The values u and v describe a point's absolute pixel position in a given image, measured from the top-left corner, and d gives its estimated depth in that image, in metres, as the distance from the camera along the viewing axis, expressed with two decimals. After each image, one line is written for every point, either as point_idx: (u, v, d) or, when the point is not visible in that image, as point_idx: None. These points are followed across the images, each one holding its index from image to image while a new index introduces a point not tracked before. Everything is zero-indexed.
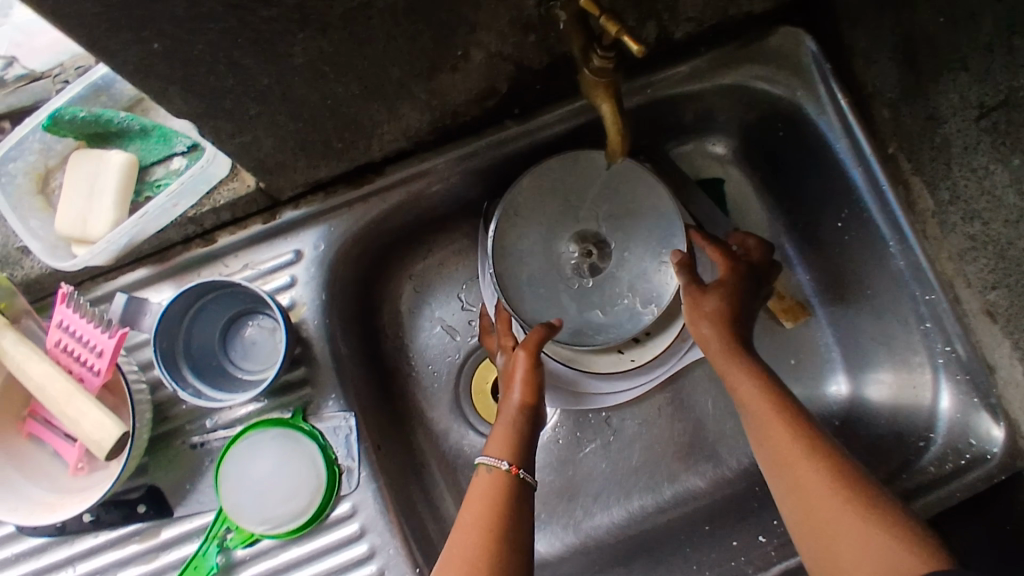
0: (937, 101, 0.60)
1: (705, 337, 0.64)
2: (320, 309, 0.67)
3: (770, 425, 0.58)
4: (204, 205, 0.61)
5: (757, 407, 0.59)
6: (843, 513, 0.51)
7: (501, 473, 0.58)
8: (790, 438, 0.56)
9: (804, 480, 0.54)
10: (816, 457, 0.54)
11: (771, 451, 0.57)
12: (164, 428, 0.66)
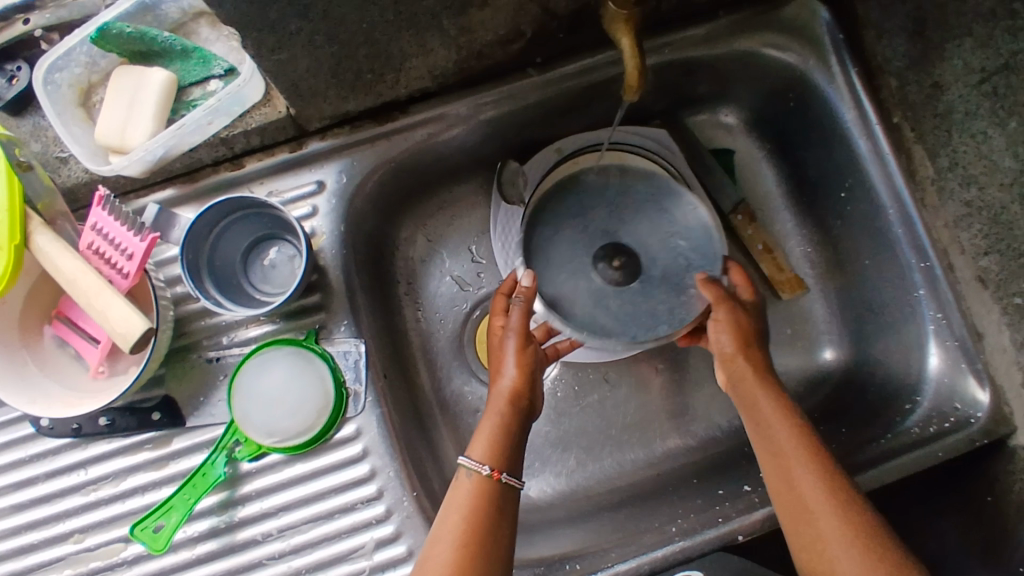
0: (941, 68, 0.62)
1: (725, 351, 0.64)
2: (338, 240, 0.70)
3: (791, 453, 0.56)
4: (236, 126, 0.64)
5: (784, 447, 0.57)
6: (859, 562, 0.50)
7: (481, 478, 0.55)
8: (812, 476, 0.55)
9: (822, 527, 0.52)
10: (837, 499, 0.53)
11: (789, 493, 0.55)
12: (181, 341, 0.69)
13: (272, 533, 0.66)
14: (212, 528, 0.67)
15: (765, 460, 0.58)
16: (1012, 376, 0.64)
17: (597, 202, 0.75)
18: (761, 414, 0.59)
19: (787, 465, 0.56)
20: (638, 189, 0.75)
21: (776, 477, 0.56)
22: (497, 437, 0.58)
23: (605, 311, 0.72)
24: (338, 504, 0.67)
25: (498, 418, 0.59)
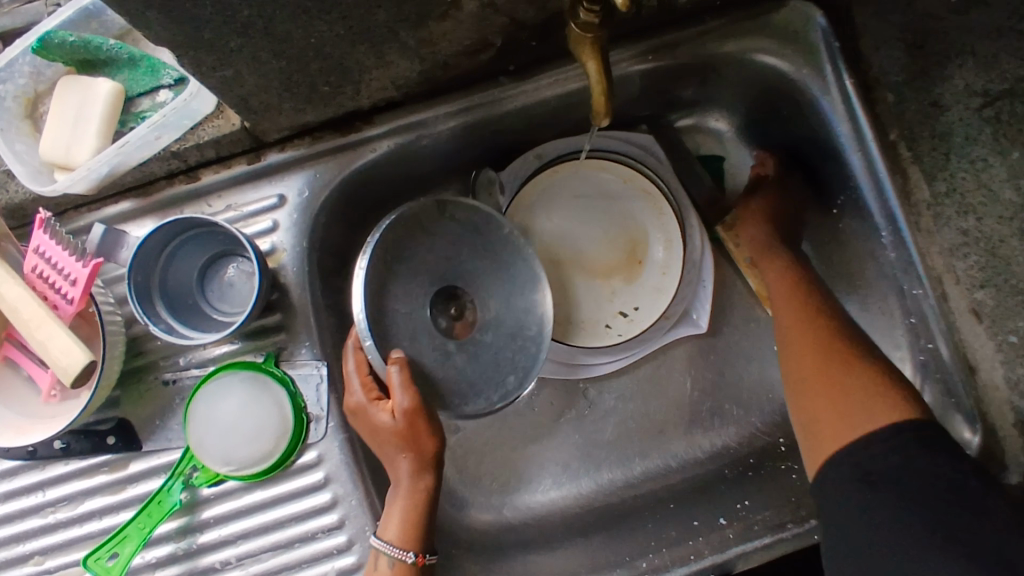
0: (941, 88, 0.59)
1: (754, 236, 0.74)
2: (300, 257, 0.67)
3: (806, 320, 0.67)
4: (188, 140, 0.61)
5: (782, 298, 0.70)
6: (849, 390, 0.61)
7: (406, 565, 0.58)
8: (809, 328, 0.67)
9: (811, 358, 0.65)
10: (826, 337, 0.66)
11: (794, 337, 0.67)
12: (138, 362, 0.66)
13: (230, 561, 0.65)
14: (170, 554, 0.65)
15: (784, 342, 0.68)
16: (1004, 416, 0.60)
17: (436, 249, 0.63)
18: (773, 285, 0.71)
19: (809, 333, 0.67)
20: (470, 231, 0.64)
21: (798, 343, 0.67)
22: (412, 522, 0.60)
23: (449, 378, 0.62)
24: (299, 532, 0.65)
25: (412, 501, 0.60)
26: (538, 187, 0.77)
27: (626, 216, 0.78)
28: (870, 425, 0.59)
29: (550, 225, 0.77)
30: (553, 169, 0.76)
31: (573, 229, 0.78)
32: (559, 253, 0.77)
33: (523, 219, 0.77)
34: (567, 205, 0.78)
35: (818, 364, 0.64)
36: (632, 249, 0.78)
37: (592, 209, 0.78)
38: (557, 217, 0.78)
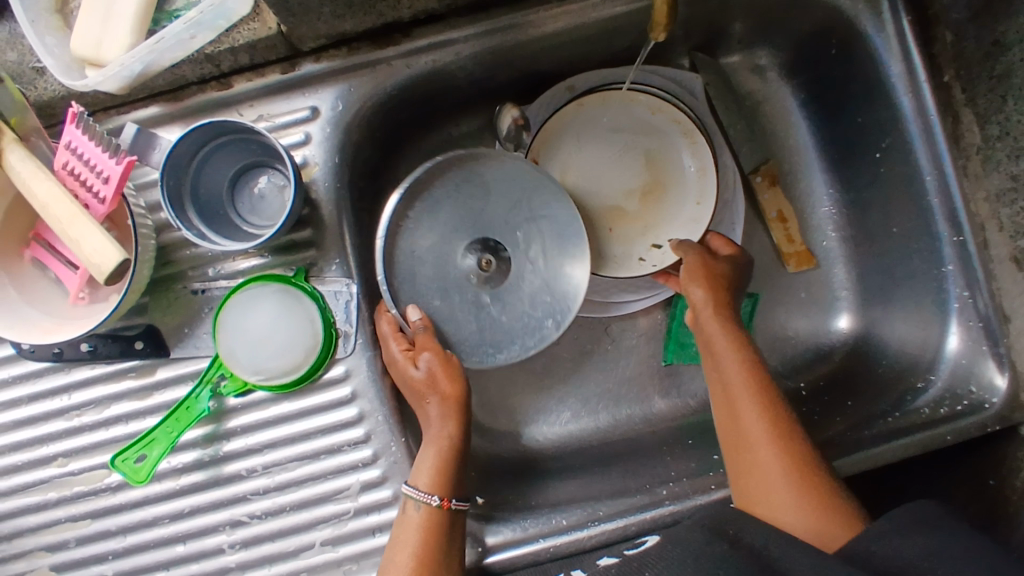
0: (1006, 25, 0.58)
1: (696, 305, 0.67)
2: (332, 172, 0.66)
3: (744, 403, 0.61)
4: (222, 43, 0.59)
5: (734, 384, 0.62)
6: (779, 480, 0.56)
7: (430, 510, 0.59)
8: (753, 403, 0.60)
9: (750, 431, 0.59)
10: (769, 415, 0.59)
11: (734, 419, 0.61)
12: (165, 272, 0.65)
13: (256, 469, 0.65)
14: (196, 461, 0.66)
15: (726, 408, 0.62)
16: None
17: (481, 195, 0.66)
18: (720, 358, 0.64)
19: (742, 418, 0.60)
20: (516, 183, 0.66)
21: (731, 425, 0.61)
22: (439, 468, 0.61)
23: (483, 328, 0.66)
24: (325, 445, 0.65)
25: (438, 450, 0.61)
26: (569, 118, 0.75)
27: (658, 148, 0.76)
28: (789, 513, 0.54)
29: (581, 159, 0.76)
30: (583, 101, 0.74)
31: (604, 162, 0.76)
32: (591, 188, 0.76)
33: (553, 151, 0.75)
34: (598, 136, 0.76)
35: (753, 435, 0.59)
36: (665, 180, 0.76)
37: (624, 140, 0.76)
38: (591, 149, 0.76)
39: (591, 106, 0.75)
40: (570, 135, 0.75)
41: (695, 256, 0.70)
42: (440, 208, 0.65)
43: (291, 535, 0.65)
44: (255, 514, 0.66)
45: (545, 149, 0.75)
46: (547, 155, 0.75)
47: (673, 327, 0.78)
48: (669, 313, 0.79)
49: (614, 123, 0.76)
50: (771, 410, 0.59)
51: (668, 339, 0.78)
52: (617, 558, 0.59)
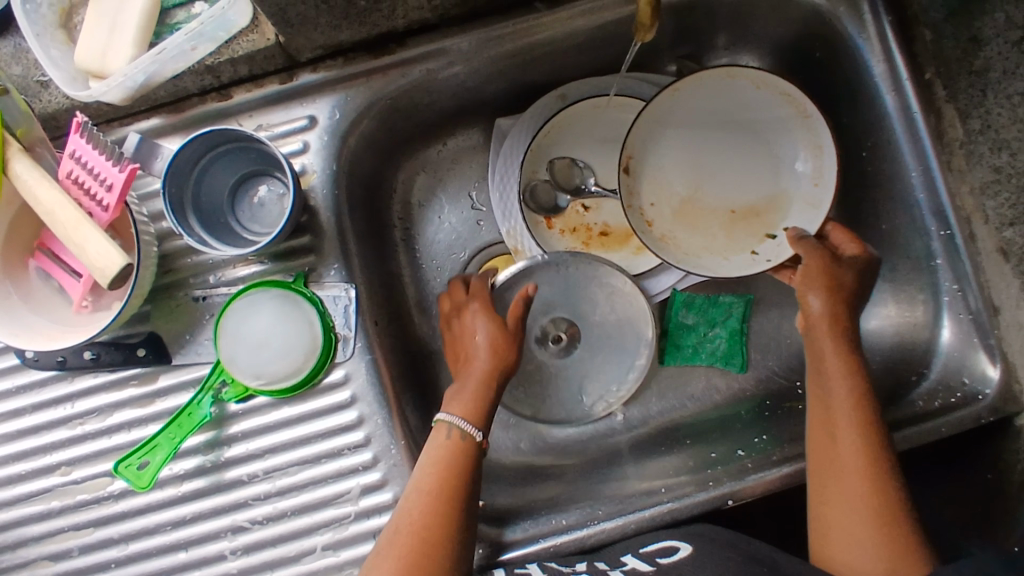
0: (982, 22, 0.59)
1: (810, 309, 0.61)
2: (330, 180, 0.67)
3: (843, 430, 0.56)
4: (222, 54, 0.61)
5: (836, 408, 0.57)
6: (859, 522, 0.53)
7: (470, 439, 0.60)
8: (854, 432, 0.56)
9: (843, 461, 0.55)
10: (868, 448, 0.55)
11: (827, 443, 0.57)
12: (167, 279, 0.67)
13: (257, 474, 0.66)
14: (198, 467, 0.66)
15: (818, 430, 0.58)
16: None
17: (589, 301, 0.78)
18: (824, 376, 0.59)
19: (839, 448, 0.56)
20: (618, 326, 0.77)
21: (823, 449, 0.57)
22: (479, 398, 0.62)
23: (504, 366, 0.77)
24: (325, 449, 0.66)
25: (479, 385, 0.63)
26: (564, 128, 0.76)
27: (773, 141, 0.68)
28: (862, 559, 0.52)
29: (684, 152, 0.69)
30: (575, 110, 0.76)
31: (708, 157, 0.69)
32: (696, 182, 0.70)
33: (650, 146, 0.69)
34: (703, 127, 0.69)
35: (845, 464, 0.55)
36: (780, 169, 0.69)
37: (733, 133, 0.69)
38: (693, 136, 0.69)
39: (695, 97, 0.68)
40: (673, 126, 0.69)
41: (817, 254, 0.62)
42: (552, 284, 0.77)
43: (292, 540, 0.66)
44: (256, 519, 0.66)
45: (638, 145, 0.69)
46: (642, 155, 0.69)
47: (669, 329, 0.79)
48: (663, 315, 0.80)
49: (721, 115, 0.68)
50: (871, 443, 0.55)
51: (665, 341, 0.79)
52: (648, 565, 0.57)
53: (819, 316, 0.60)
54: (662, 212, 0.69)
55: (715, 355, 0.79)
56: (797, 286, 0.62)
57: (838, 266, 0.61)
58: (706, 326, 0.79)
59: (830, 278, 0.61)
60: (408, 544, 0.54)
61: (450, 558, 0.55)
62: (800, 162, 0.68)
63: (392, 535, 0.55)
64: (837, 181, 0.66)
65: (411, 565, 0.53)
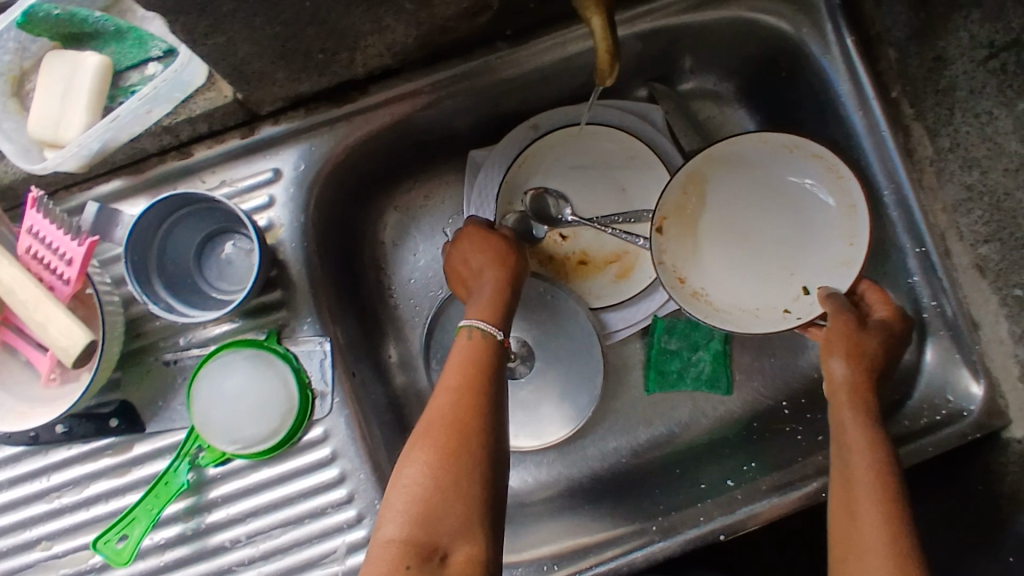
0: (947, 40, 0.57)
1: (835, 375, 0.61)
2: (298, 232, 0.66)
3: (864, 499, 0.53)
4: (180, 114, 0.59)
5: (857, 477, 0.55)
6: None
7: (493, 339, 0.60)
8: (874, 501, 0.53)
9: (861, 528, 0.52)
10: (890, 518, 0.52)
11: (846, 511, 0.54)
12: (136, 344, 0.65)
13: (240, 539, 0.64)
14: (179, 535, 0.64)
15: (838, 501, 0.55)
16: (1009, 369, 0.63)
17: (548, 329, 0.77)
18: (846, 447, 0.57)
19: (860, 522, 0.52)
20: (575, 355, 0.76)
21: (844, 525, 0.53)
22: (495, 304, 0.63)
23: None
24: (309, 508, 0.65)
25: (496, 295, 0.64)
26: (538, 159, 0.74)
27: (809, 197, 0.66)
28: None
29: (721, 212, 0.68)
30: (548, 140, 0.74)
31: (745, 215, 0.68)
32: (729, 240, 0.68)
33: (683, 206, 0.68)
34: (738, 185, 0.68)
35: (864, 533, 0.51)
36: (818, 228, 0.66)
37: (772, 193, 0.67)
38: (727, 195, 0.68)
39: (731, 159, 0.67)
40: (710, 187, 0.68)
41: (843, 319, 0.62)
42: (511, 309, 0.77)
43: None
44: None
45: (671, 205, 0.67)
46: (677, 216, 0.68)
47: (652, 356, 0.79)
48: (646, 343, 0.80)
49: (760, 175, 0.67)
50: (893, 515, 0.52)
51: (649, 368, 0.79)
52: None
53: (847, 381, 0.61)
54: (695, 269, 0.68)
55: (700, 379, 0.79)
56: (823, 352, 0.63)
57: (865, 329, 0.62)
58: (689, 350, 0.78)
59: (853, 342, 0.61)
60: (438, 436, 0.51)
61: (485, 447, 0.52)
62: (836, 220, 0.65)
63: (421, 433, 0.53)
64: (869, 241, 0.63)
65: (446, 456, 0.50)
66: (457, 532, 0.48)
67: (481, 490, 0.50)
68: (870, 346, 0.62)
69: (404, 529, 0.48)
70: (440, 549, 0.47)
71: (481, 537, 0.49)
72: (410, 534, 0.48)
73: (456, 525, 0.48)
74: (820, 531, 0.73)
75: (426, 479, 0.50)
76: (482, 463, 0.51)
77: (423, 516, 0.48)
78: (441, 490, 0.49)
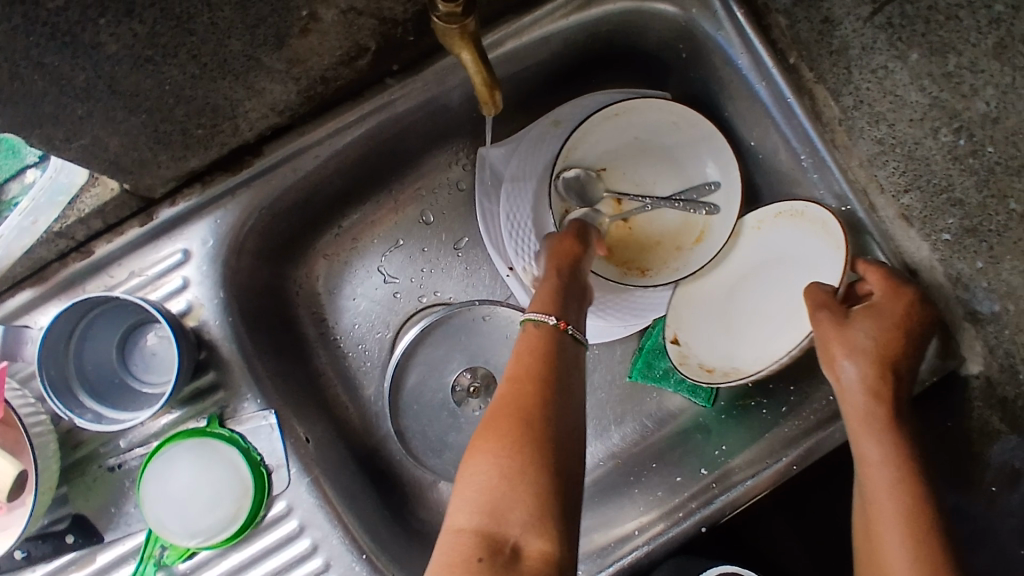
0: (829, 2, 0.56)
1: (844, 378, 0.61)
2: (220, 309, 0.63)
3: (885, 518, 0.55)
4: (69, 216, 0.58)
5: (878, 495, 0.56)
6: None
7: (548, 328, 0.57)
8: (898, 519, 0.54)
9: (885, 548, 0.54)
10: (916, 534, 0.53)
11: (870, 524, 0.57)
12: (76, 456, 0.63)
13: None
14: None
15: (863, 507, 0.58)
16: (954, 310, 0.62)
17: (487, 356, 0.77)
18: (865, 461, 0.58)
19: (882, 539, 0.55)
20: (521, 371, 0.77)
21: (867, 540, 0.57)
22: (548, 296, 0.60)
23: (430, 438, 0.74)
24: None
25: (552, 288, 0.61)
26: (578, 147, 0.68)
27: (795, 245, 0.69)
28: None
29: (722, 300, 0.72)
30: (587, 127, 0.67)
31: (749, 296, 0.71)
32: (744, 318, 0.71)
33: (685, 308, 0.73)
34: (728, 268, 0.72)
35: (889, 550, 0.54)
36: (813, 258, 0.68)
37: (766, 264, 0.71)
38: (721, 279, 0.72)
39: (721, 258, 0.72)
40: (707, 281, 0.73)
41: (829, 322, 0.63)
42: (451, 344, 0.76)
43: None
44: None
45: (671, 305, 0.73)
46: (685, 320, 0.73)
47: (647, 346, 0.77)
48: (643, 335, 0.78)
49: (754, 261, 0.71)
50: (918, 532, 0.54)
51: (639, 356, 0.77)
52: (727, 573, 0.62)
53: (855, 389, 0.60)
54: (720, 352, 0.72)
55: (683, 382, 0.76)
56: (824, 360, 0.63)
57: (852, 323, 0.62)
58: None
59: (839, 336, 0.62)
60: (502, 428, 0.49)
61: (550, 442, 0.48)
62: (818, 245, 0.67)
63: (488, 424, 0.50)
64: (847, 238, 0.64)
65: (511, 449, 0.47)
66: (529, 526, 0.45)
67: (547, 484, 0.47)
68: (863, 338, 0.61)
69: (476, 518, 0.46)
70: (511, 544, 0.45)
71: (555, 530, 0.46)
72: (482, 525, 0.45)
73: (527, 517, 0.45)
74: (805, 500, 0.73)
75: (495, 473, 0.47)
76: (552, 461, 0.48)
77: (492, 510, 0.46)
78: (508, 484, 0.46)
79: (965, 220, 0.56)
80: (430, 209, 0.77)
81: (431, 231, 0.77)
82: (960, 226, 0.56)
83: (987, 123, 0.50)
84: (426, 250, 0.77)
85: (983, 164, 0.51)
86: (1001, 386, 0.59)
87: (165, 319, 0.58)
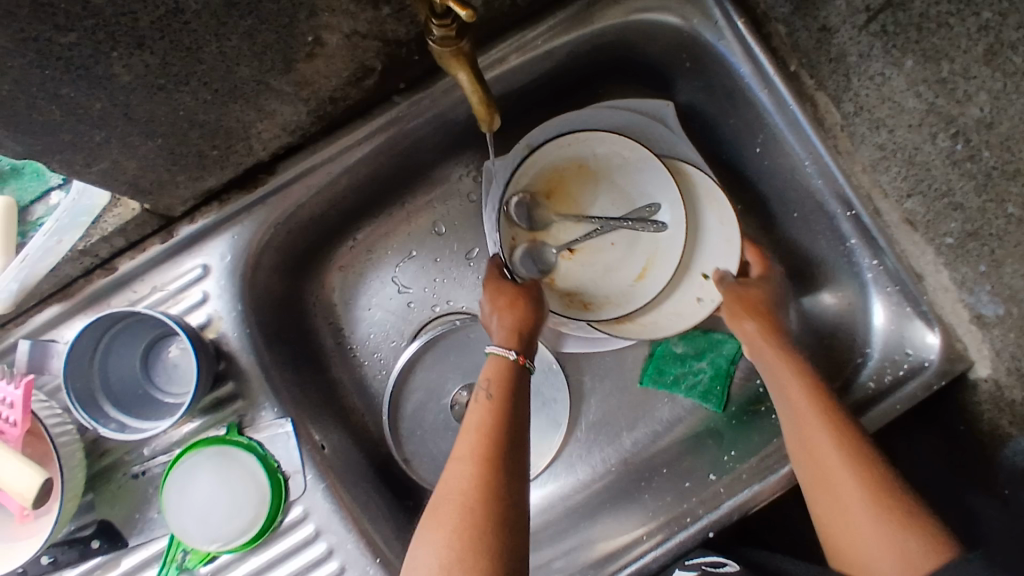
0: (826, 10, 0.56)
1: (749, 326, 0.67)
2: (238, 321, 0.66)
3: (816, 431, 0.58)
4: (92, 235, 0.60)
5: (800, 410, 0.60)
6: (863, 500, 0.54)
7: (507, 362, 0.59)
8: (827, 427, 0.58)
9: (822, 454, 0.57)
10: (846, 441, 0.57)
11: (801, 441, 0.59)
12: (102, 464, 0.65)
13: None
14: None
15: (790, 429, 0.60)
16: (960, 313, 0.62)
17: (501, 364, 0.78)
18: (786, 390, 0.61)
19: (816, 447, 0.57)
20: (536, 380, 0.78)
21: (802, 456, 0.58)
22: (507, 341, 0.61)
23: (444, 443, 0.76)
24: None
25: (512, 338, 0.61)
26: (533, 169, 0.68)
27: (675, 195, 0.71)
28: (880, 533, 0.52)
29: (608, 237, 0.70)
30: (535, 156, 0.67)
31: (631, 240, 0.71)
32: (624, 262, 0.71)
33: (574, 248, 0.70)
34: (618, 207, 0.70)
35: (827, 456, 0.56)
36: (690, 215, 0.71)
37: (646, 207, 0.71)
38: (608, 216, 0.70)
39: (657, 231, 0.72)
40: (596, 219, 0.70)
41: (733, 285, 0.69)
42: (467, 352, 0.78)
43: None
44: None
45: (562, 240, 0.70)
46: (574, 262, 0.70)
47: (657, 353, 0.78)
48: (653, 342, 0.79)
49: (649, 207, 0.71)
50: (848, 436, 0.57)
51: (649, 362, 0.78)
52: (694, 571, 0.59)
53: (760, 330, 0.66)
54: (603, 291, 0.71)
55: (695, 388, 0.78)
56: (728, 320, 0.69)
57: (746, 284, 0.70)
58: (694, 358, 0.78)
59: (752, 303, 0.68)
60: (446, 518, 0.48)
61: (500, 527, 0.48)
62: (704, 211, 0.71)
63: (437, 508, 0.50)
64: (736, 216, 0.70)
65: (455, 536, 0.47)
66: None
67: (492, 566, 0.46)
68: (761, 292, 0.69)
69: None
70: None
71: None
72: None
73: None
74: None
75: (438, 565, 0.47)
76: (507, 520, 0.49)
77: None
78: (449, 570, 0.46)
79: (968, 224, 0.56)
80: (442, 220, 0.79)
81: (443, 241, 0.79)
82: (962, 229, 0.57)
83: (982, 128, 0.50)
84: (438, 261, 0.79)
85: (980, 168, 0.52)
86: (1009, 390, 0.59)
87: (186, 331, 0.60)
